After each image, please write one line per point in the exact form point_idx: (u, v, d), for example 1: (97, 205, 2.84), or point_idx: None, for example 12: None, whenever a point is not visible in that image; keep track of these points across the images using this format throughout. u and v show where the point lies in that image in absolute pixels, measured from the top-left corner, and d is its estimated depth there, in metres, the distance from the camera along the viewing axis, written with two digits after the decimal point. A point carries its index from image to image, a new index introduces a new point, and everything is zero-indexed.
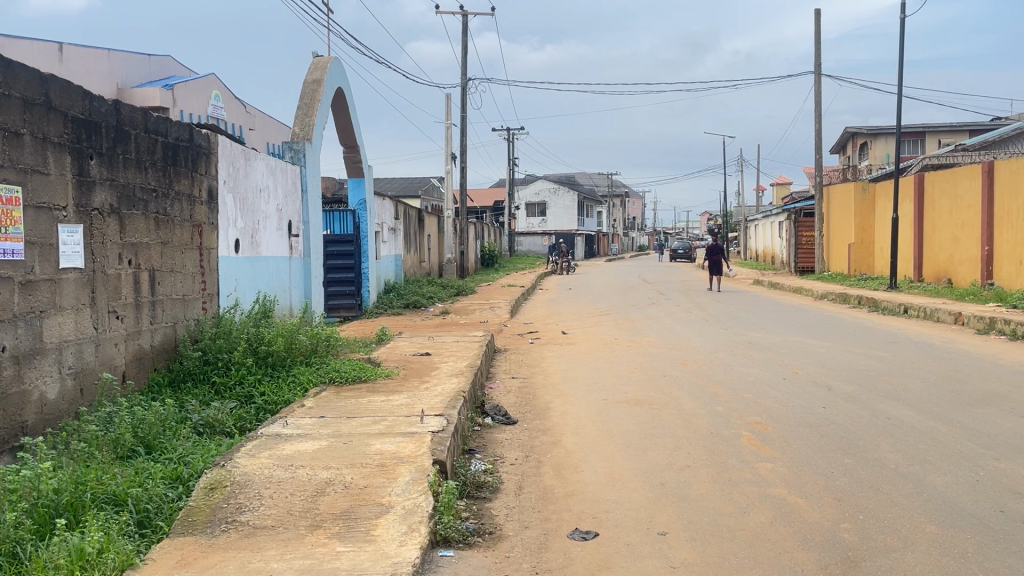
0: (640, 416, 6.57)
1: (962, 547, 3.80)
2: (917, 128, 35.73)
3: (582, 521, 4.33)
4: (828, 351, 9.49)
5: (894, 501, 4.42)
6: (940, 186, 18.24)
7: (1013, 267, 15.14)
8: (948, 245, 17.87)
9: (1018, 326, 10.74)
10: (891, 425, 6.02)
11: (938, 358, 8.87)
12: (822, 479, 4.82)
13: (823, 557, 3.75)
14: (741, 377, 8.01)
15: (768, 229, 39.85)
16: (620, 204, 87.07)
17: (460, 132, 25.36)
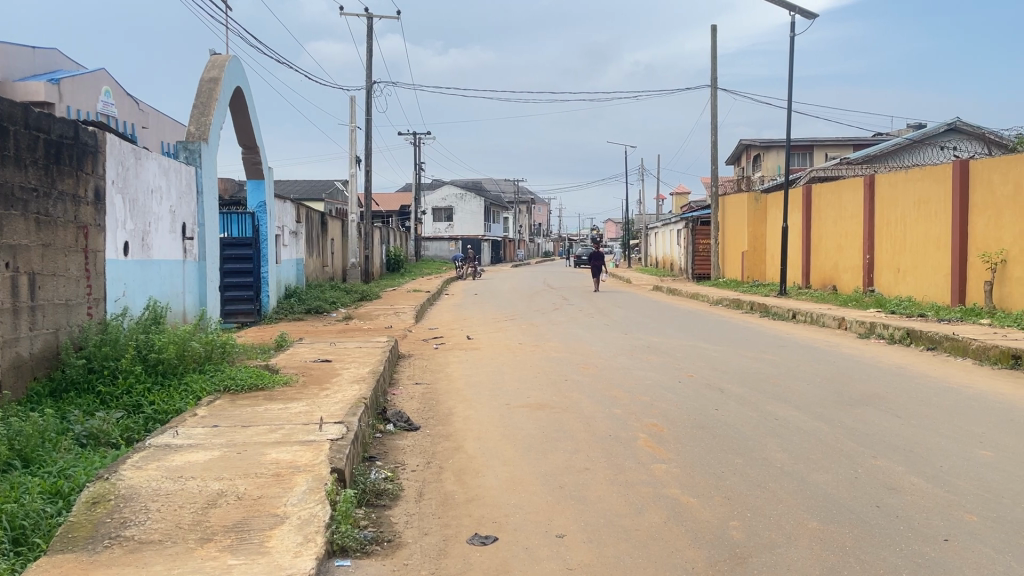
0: (541, 419, 6.66)
1: (839, 541, 4.00)
2: (805, 142, 37.55)
3: (482, 526, 4.34)
4: (721, 354, 9.85)
5: (780, 499, 4.62)
6: (826, 198, 19.14)
7: (892, 274, 16.08)
8: (833, 254, 18.81)
9: (896, 330, 11.41)
10: (778, 425, 6.30)
11: (823, 362, 9.32)
12: (713, 479, 4.99)
13: (712, 554, 3.88)
14: (639, 381, 8.20)
15: (668, 237, 40.98)
16: (526, 210, 87.96)
17: (365, 135, 25.03)
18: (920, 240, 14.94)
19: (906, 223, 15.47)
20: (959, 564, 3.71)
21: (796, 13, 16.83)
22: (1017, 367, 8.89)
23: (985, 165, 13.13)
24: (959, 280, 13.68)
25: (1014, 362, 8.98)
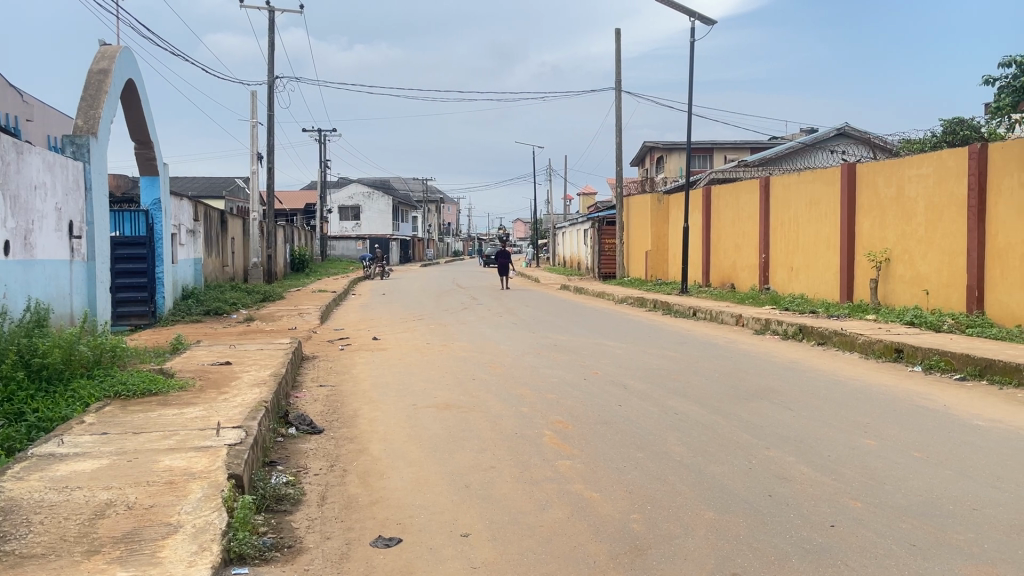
0: (447, 419, 6.64)
1: (734, 530, 4.15)
2: (705, 145, 38.75)
3: (386, 528, 4.30)
4: (625, 352, 10.05)
5: (679, 491, 4.74)
6: (725, 200, 19.79)
7: (786, 273, 16.76)
8: (731, 254, 19.48)
9: (789, 326, 11.91)
10: (678, 419, 6.48)
11: (721, 357, 9.63)
12: (615, 473, 5.09)
13: (613, 547, 3.96)
14: (545, 379, 8.29)
15: (575, 237, 41.52)
16: (434, 210, 87.57)
17: (267, 131, 24.41)
18: (811, 240, 15.64)
19: (798, 224, 16.16)
20: (844, 548, 3.90)
21: (696, 20, 17.34)
22: (898, 360, 9.42)
23: (870, 169, 13.85)
24: (847, 278, 14.40)
25: (896, 356, 9.51)
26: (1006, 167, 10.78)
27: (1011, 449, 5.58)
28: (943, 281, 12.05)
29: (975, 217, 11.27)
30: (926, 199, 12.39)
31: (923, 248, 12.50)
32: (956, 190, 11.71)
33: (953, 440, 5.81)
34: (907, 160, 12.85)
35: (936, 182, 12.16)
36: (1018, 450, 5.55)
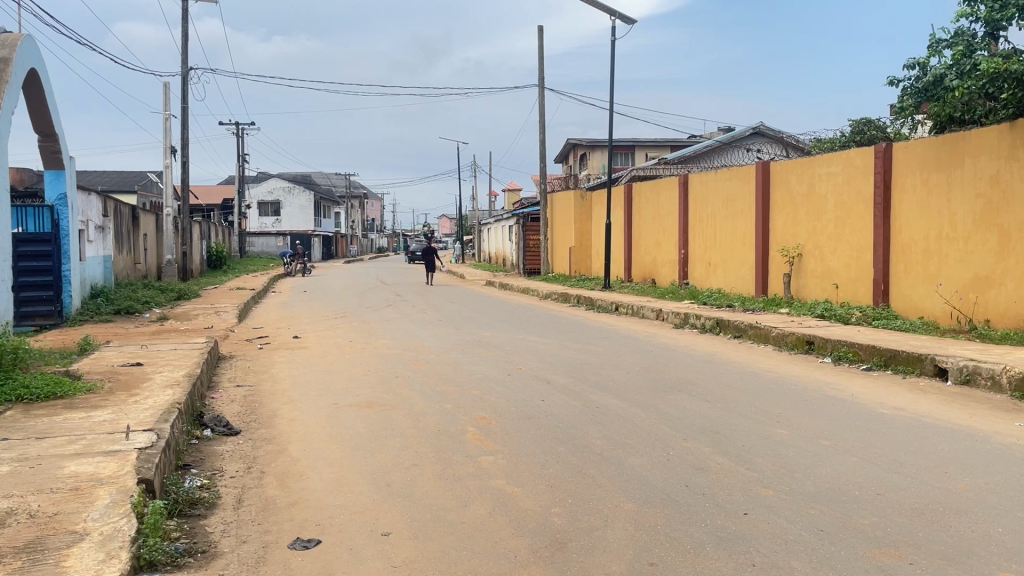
0: (369, 417, 6.57)
1: (652, 521, 4.23)
2: (627, 143, 39.38)
3: (304, 530, 4.23)
4: (549, 347, 10.13)
5: (599, 484, 4.81)
6: (645, 196, 20.12)
7: (704, 268, 17.18)
8: (652, 249, 19.85)
9: (707, 320, 12.20)
10: (599, 412, 6.57)
11: (642, 351, 9.81)
12: (537, 468, 5.12)
13: (534, 541, 3.99)
14: (468, 375, 8.28)
15: (499, 233, 41.64)
16: (357, 205, 86.46)
17: (182, 124, 23.68)
18: (728, 235, 16.06)
19: (716, 220, 16.56)
20: (757, 535, 4.02)
21: (617, 18, 17.57)
22: (810, 352, 9.77)
23: (784, 167, 14.29)
24: (761, 273, 14.85)
25: (808, 348, 9.86)
26: (909, 166, 11.27)
27: (912, 435, 5.85)
28: (851, 276, 12.55)
29: (880, 214, 11.75)
30: (835, 197, 12.87)
31: (832, 243, 12.99)
32: (863, 188, 12.19)
33: (859, 428, 6.06)
34: (817, 160, 13.32)
35: (844, 180, 12.65)
36: (919, 436, 5.82)
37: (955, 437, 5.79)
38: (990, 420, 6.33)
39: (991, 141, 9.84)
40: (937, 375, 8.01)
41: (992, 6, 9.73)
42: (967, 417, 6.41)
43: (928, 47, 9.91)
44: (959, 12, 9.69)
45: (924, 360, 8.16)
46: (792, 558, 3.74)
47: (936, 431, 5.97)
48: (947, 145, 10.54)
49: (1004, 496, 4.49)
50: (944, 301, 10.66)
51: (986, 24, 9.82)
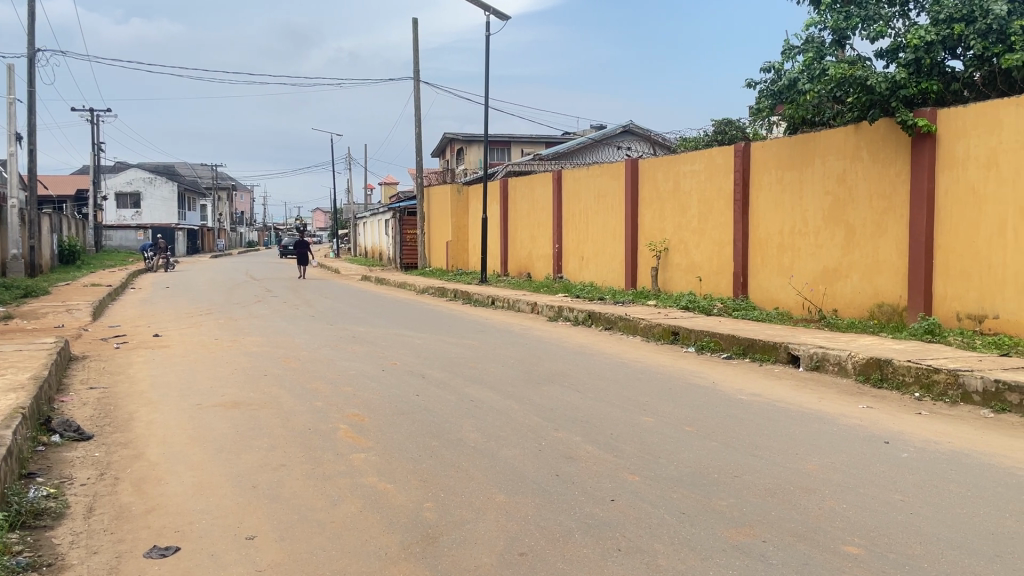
0: (235, 417, 6.33)
1: (524, 511, 4.28)
2: (503, 138, 39.73)
3: (163, 537, 4.03)
4: (423, 341, 10.08)
5: (472, 477, 4.82)
6: (520, 191, 20.34)
7: (577, 262, 17.54)
8: (527, 244, 20.10)
9: (580, 313, 12.46)
10: (473, 406, 6.60)
11: (517, 344, 9.91)
12: (409, 463, 5.09)
13: (404, 537, 3.95)
14: (341, 371, 8.13)
15: (375, 228, 41.08)
16: (226, 198, 83.05)
17: (28, 109, 22.07)
18: (600, 230, 16.47)
19: (588, 215, 16.93)
20: (623, 521, 4.14)
21: (491, 14, 17.66)
22: (675, 342, 10.16)
23: (651, 165, 14.76)
24: (631, 267, 15.33)
25: (673, 338, 10.25)
26: (765, 164, 11.89)
27: (768, 419, 6.18)
28: (713, 269, 13.14)
29: (740, 209, 12.36)
30: (699, 193, 13.43)
31: (696, 238, 13.55)
32: (724, 185, 12.79)
33: (720, 413, 6.35)
34: (681, 158, 13.86)
35: (706, 177, 13.22)
36: (773, 420, 6.16)
37: (805, 420, 6.17)
38: (837, 403, 6.77)
39: (837, 142, 10.52)
40: (790, 362, 8.51)
41: (837, 17, 10.39)
42: (816, 400, 6.84)
43: (781, 53, 10.46)
44: (808, 21, 10.28)
45: (778, 349, 8.64)
46: (656, 541, 3.88)
47: (789, 414, 6.34)
48: (799, 145, 11.20)
49: (848, 474, 4.82)
50: (797, 293, 11.34)
51: (833, 32, 10.45)
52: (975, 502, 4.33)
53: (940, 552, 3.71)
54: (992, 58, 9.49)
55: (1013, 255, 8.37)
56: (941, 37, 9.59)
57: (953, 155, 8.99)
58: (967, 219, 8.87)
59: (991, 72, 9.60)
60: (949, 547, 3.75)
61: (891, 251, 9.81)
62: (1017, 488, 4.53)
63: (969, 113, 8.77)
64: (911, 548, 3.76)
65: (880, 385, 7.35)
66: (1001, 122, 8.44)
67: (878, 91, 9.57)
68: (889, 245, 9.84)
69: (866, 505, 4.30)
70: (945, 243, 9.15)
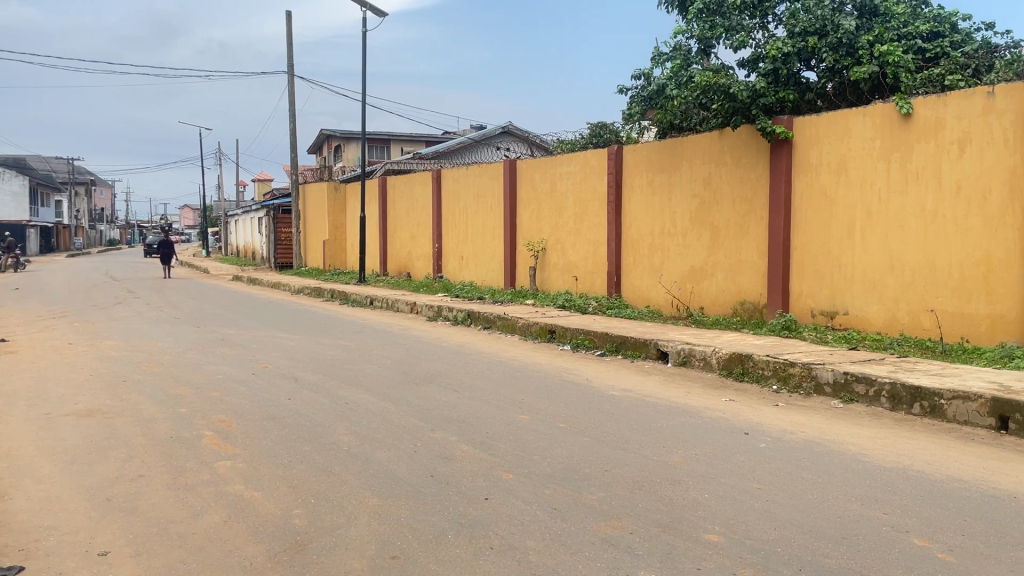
0: (90, 427, 5.96)
1: (396, 513, 4.24)
2: (382, 137, 39.27)
3: (4, 557, 3.74)
4: (297, 343, 9.82)
5: (344, 481, 4.73)
6: (399, 190, 20.14)
7: (457, 262, 17.54)
8: (406, 243, 19.94)
9: (459, 312, 12.46)
10: (347, 408, 6.48)
11: (394, 345, 9.81)
12: (278, 470, 4.94)
13: (271, 546, 3.84)
14: (208, 375, 7.80)
15: (248, 226, 39.70)
16: (85, 194, 78.13)
17: None
18: (479, 230, 16.53)
19: (467, 215, 16.96)
20: (495, 519, 4.17)
21: (367, 10, 17.41)
22: (552, 340, 10.32)
23: (529, 165, 14.95)
24: (510, 266, 15.47)
25: (550, 336, 10.41)
26: (636, 167, 12.27)
27: (638, 414, 6.37)
28: (588, 268, 13.45)
29: (613, 210, 12.70)
30: (575, 194, 13.70)
31: (572, 238, 13.82)
32: (598, 187, 13.11)
33: (593, 410, 6.49)
34: (557, 159, 14.10)
35: (582, 178, 13.52)
36: (643, 415, 6.35)
37: (672, 414, 6.39)
38: (702, 396, 7.07)
39: (703, 147, 10.98)
40: (660, 359, 8.80)
41: (704, 26, 10.83)
42: (684, 395, 7.11)
43: (651, 59, 10.80)
44: (676, 29, 10.67)
45: (648, 346, 8.92)
46: (528, 538, 3.93)
47: (658, 409, 6.56)
48: (668, 149, 11.61)
49: (711, 465, 5.03)
50: (667, 291, 11.76)
51: (699, 41, 10.89)
52: (825, 488, 4.61)
53: (792, 536, 3.93)
54: (842, 70, 10.15)
55: (861, 255, 9.00)
56: (797, 49, 10.17)
57: (808, 160, 9.55)
58: (820, 221, 9.46)
59: (841, 84, 10.24)
60: (801, 532, 3.98)
61: (752, 252, 10.33)
62: (862, 473, 4.86)
63: (821, 121, 9.35)
64: (767, 533, 3.97)
65: (741, 378, 7.72)
66: (851, 130, 9.04)
67: (741, 99, 10.03)
68: (751, 245, 10.36)
69: (728, 495, 4.50)
70: (801, 244, 9.72)
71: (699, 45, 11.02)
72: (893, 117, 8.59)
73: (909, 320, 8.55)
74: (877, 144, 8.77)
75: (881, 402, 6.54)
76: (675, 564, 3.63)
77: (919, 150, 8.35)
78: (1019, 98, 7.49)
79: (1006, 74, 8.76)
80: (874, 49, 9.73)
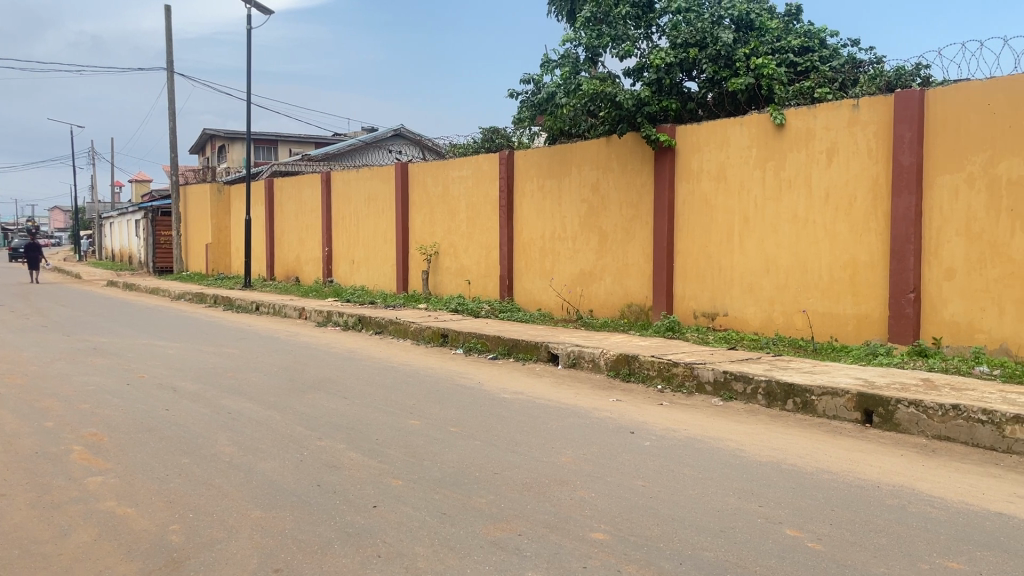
0: None
1: (280, 525, 4.12)
2: (269, 137, 38.26)
3: None
4: (177, 351, 9.41)
5: (225, 494, 4.57)
6: (287, 192, 19.65)
7: (347, 265, 17.26)
8: (295, 246, 19.47)
9: (349, 317, 12.26)
10: (230, 418, 6.25)
11: (280, 351, 9.54)
12: (155, 484, 4.71)
13: (146, 564, 3.66)
14: (78, 387, 7.38)
15: (125, 229, 37.84)
16: None
17: None
18: (370, 233, 16.32)
19: (358, 218, 16.72)
20: (383, 526, 4.12)
21: (252, 7, 16.92)
22: (444, 344, 10.29)
23: (420, 169, 14.87)
24: (402, 270, 15.34)
25: (442, 340, 10.38)
26: (527, 172, 12.40)
27: (528, 416, 6.43)
28: (481, 272, 13.50)
29: (505, 215, 12.79)
30: (467, 198, 13.71)
31: (464, 242, 13.83)
32: (490, 191, 13.18)
33: (484, 413, 6.51)
34: (449, 163, 14.08)
35: (474, 182, 13.55)
36: (534, 417, 6.42)
37: (562, 415, 6.49)
38: (591, 397, 7.21)
39: (591, 153, 11.20)
40: (551, 361, 8.92)
41: (591, 34, 11.03)
42: (573, 396, 7.22)
43: (540, 65, 10.92)
44: (564, 36, 10.82)
45: (540, 348, 9.03)
46: (416, 544, 3.89)
47: (548, 411, 6.64)
48: (557, 155, 11.78)
49: (598, 464, 5.13)
50: (558, 295, 11.94)
51: (586, 49, 11.08)
52: (705, 483, 4.78)
53: (674, 531, 4.05)
54: (721, 82, 10.56)
55: (739, 258, 9.40)
56: (679, 59, 10.52)
57: (690, 167, 9.90)
58: (701, 225, 9.82)
59: (721, 94, 10.65)
60: (681, 526, 4.11)
61: (638, 256, 10.62)
62: (740, 468, 5.07)
63: (702, 130, 9.70)
64: (650, 529, 4.08)
65: (628, 379, 7.92)
66: (729, 139, 9.43)
67: (627, 107, 10.24)
68: (637, 250, 10.65)
69: (613, 493, 4.60)
70: (684, 248, 10.07)
71: (586, 54, 11.23)
72: (767, 127, 9.00)
73: (783, 320, 8.99)
74: (753, 153, 9.18)
75: (758, 399, 6.84)
76: (562, 563, 3.68)
77: (792, 159, 8.79)
78: (880, 111, 7.99)
79: (869, 89, 9.32)
80: (750, 62, 10.17)
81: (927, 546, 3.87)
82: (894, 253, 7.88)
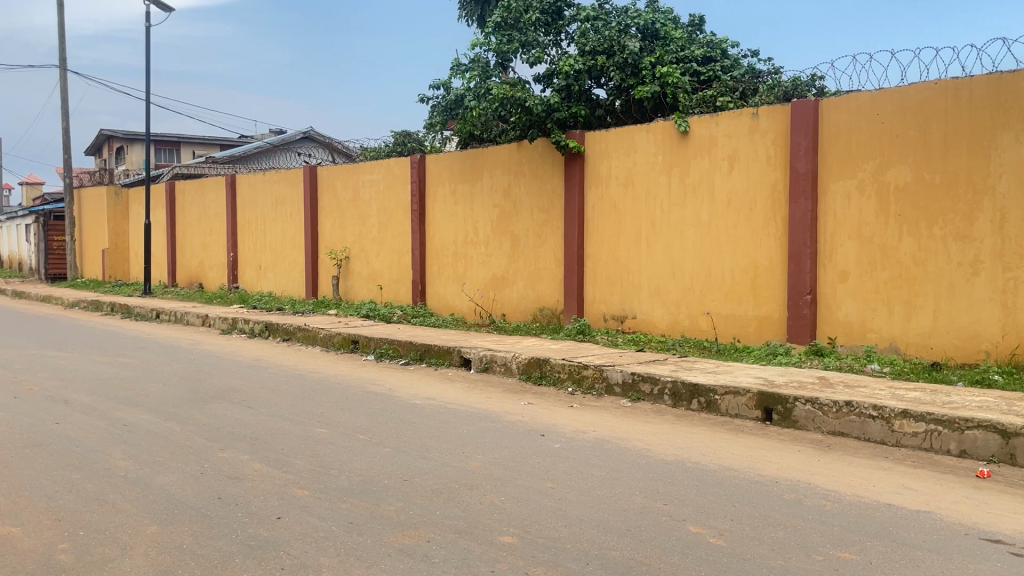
0: None
1: (178, 540, 3.97)
2: (171, 139, 37.00)
3: None
4: (69, 362, 8.97)
5: (120, 510, 4.37)
6: (190, 196, 19.02)
7: (254, 271, 16.82)
8: (199, 252, 18.85)
9: (256, 324, 11.94)
10: (126, 431, 5.99)
11: (181, 361, 9.22)
12: (42, 502, 4.47)
13: None
14: None
15: (14, 234, 35.86)
16: None
17: None
18: (278, 238, 15.95)
19: (266, 222, 16.32)
20: (287, 538, 4.02)
21: (150, 3, 16.32)
22: (354, 351, 10.15)
23: (330, 172, 14.63)
24: (311, 275, 15.05)
25: (352, 347, 10.23)
26: (439, 176, 12.37)
27: (438, 422, 6.40)
28: (393, 277, 13.37)
29: (416, 219, 12.71)
30: (378, 202, 13.57)
31: (376, 246, 13.68)
32: (401, 195, 13.08)
33: (393, 420, 6.44)
34: (360, 167, 13.91)
35: (385, 187, 13.42)
36: (444, 422, 6.39)
37: (473, 420, 6.48)
38: (502, 401, 7.22)
39: (502, 157, 11.25)
40: (463, 365, 8.90)
41: (501, 40, 11.08)
42: (484, 400, 7.22)
43: (450, 69, 10.90)
44: (474, 41, 10.83)
45: (452, 352, 9.00)
46: (321, 555, 3.82)
47: (459, 416, 6.61)
48: (468, 159, 11.78)
49: (507, 468, 5.14)
50: (470, 299, 11.94)
51: (496, 54, 11.13)
52: (612, 483, 4.86)
53: (582, 532, 4.10)
54: (627, 89, 10.77)
55: (646, 262, 9.61)
56: (587, 67, 10.69)
57: (599, 173, 10.06)
58: (610, 230, 9.99)
59: (627, 101, 10.87)
60: (589, 527, 4.16)
61: (549, 260, 10.72)
62: (646, 468, 5.17)
63: (610, 136, 9.87)
64: (557, 531, 4.11)
65: (540, 382, 7.97)
66: (636, 146, 9.62)
67: (537, 112, 10.35)
68: (547, 254, 10.75)
69: (522, 496, 4.62)
70: (594, 252, 10.22)
71: (496, 59, 11.26)
72: (672, 134, 9.23)
73: (689, 321, 9.23)
74: (659, 159, 9.39)
75: (665, 400, 6.99)
76: (470, 567, 3.67)
77: (696, 165, 9.03)
78: (778, 120, 8.30)
79: (767, 98, 9.67)
80: (655, 70, 10.41)
81: (822, 538, 4.03)
82: (791, 256, 8.19)
